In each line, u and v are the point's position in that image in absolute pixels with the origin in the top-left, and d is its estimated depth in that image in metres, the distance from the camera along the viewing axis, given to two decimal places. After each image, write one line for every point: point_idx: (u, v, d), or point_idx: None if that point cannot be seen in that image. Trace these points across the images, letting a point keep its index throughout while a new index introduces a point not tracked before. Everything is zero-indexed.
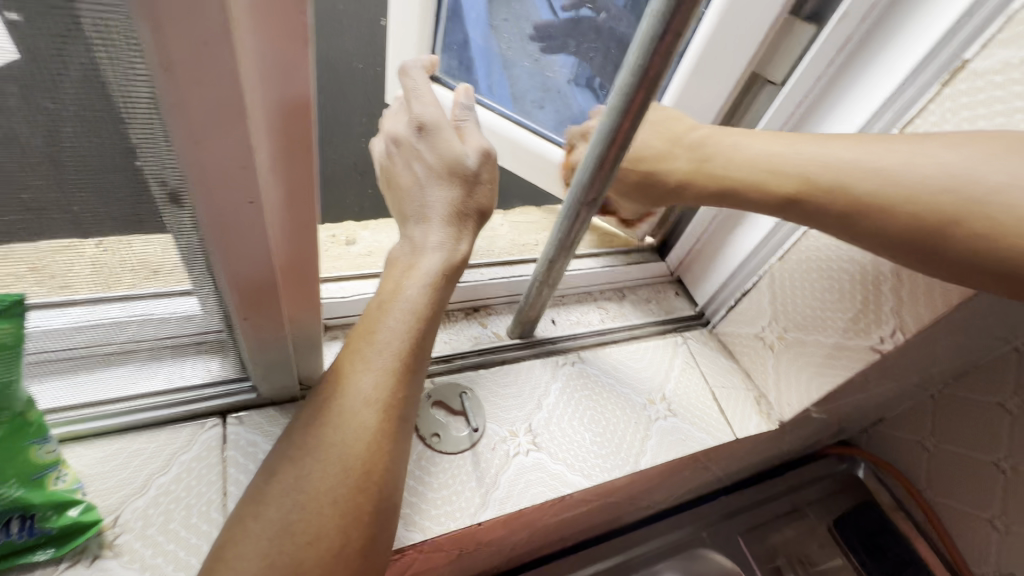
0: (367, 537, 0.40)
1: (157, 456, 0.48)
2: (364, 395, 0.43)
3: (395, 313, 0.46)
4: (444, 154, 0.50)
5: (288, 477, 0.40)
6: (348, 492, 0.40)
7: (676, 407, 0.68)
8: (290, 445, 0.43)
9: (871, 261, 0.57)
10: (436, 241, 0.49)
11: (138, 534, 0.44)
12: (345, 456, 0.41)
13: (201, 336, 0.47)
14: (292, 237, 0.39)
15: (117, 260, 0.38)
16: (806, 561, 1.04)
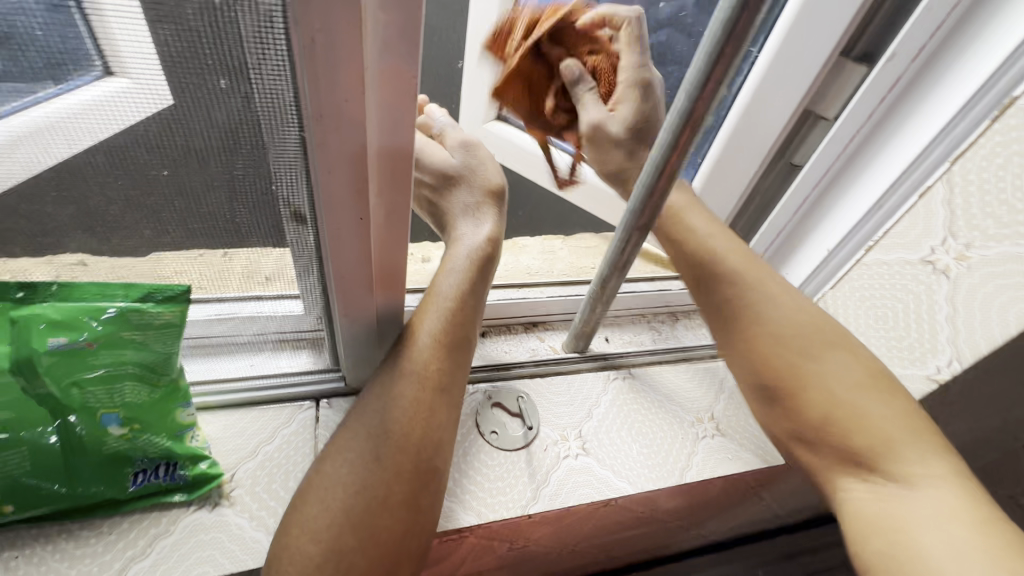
0: (411, 494, 0.49)
1: (265, 428, 0.58)
2: (412, 360, 0.54)
3: (438, 303, 0.57)
4: (438, 159, 0.65)
5: (348, 439, 0.51)
6: (393, 454, 0.49)
7: (725, 427, 0.70)
8: (353, 412, 0.53)
9: (925, 290, 0.58)
10: (461, 237, 0.63)
11: (248, 490, 0.54)
12: (388, 423, 0.51)
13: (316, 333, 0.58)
14: (387, 249, 0.48)
15: (252, 266, 0.47)
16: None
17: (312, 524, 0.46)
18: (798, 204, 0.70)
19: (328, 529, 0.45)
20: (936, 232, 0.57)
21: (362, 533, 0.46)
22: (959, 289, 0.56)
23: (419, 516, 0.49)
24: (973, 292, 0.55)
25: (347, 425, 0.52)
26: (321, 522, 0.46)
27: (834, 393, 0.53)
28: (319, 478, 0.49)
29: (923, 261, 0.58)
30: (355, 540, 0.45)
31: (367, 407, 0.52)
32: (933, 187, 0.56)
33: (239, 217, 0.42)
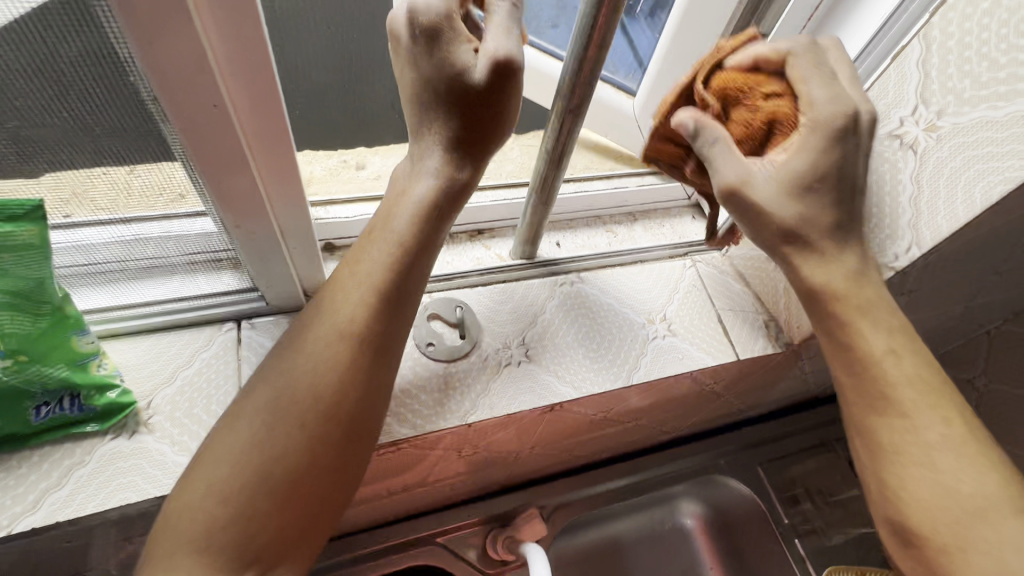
0: (341, 467, 0.43)
1: (182, 353, 0.54)
2: (343, 323, 0.45)
3: (381, 242, 0.47)
4: (488, 62, 0.44)
5: (262, 398, 0.43)
6: (321, 422, 0.42)
7: (677, 327, 0.68)
8: (270, 369, 0.45)
9: (889, 170, 0.53)
10: (433, 169, 0.47)
11: (168, 416, 0.51)
12: (315, 386, 0.43)
13: (226, 253, 0.51)
14: (269, 151, 0.42)
15: (142, 185, 0.43)
16: (826, 492, 1.05)
17: (218, 489, 0.40)
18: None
19: (236, 493, 0.40)
20: (908, 98, 0.50)
21: (278, 502, 0.40)
22: (924, 166, 0.50)
23: (347, 479, 0.44)
24: (939, 168, 0.49)
25: (262, 383, 0.44)
26: (230, 481, 0.40)
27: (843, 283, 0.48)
28: (223, 436, 0.42)
29: (889, 136, 0.52)
30: (274, 509, 0.40)
31: (292, 363, 0.44)
32: (909, 47, 0.49)
33: (113, 124, 0.38)
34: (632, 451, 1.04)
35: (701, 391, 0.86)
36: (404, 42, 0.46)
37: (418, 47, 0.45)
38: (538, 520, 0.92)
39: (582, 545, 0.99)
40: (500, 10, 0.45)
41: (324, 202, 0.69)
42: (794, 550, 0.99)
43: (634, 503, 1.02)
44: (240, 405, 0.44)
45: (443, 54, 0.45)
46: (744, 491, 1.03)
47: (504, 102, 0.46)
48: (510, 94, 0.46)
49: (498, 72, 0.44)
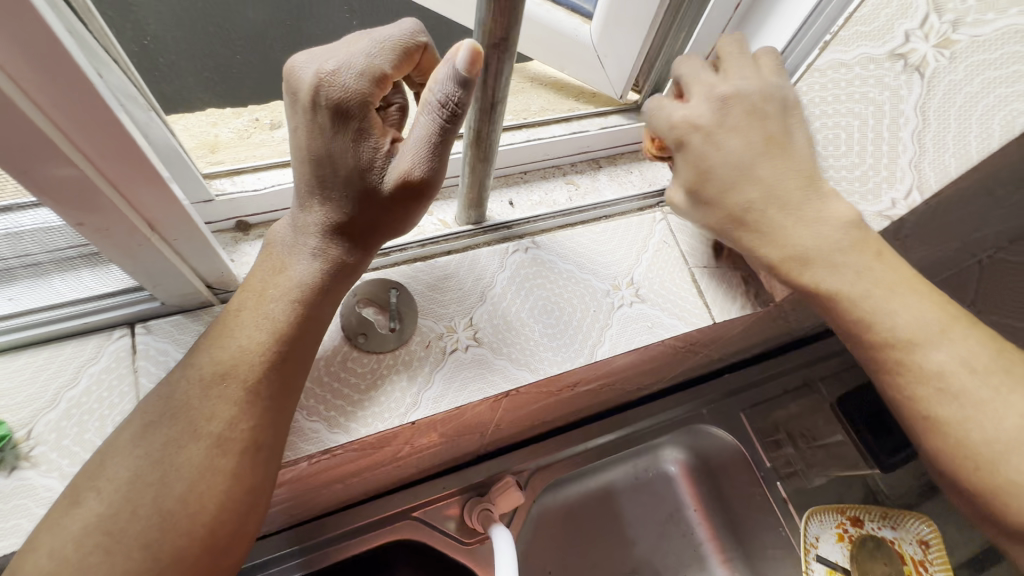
0: (235, 513, 0.39)
1: (66, 369, 0.47)
2: (200, 425, 0.39)
3: (251, 325, 0.41)
4: (395, 176, 0.40)
5: (137, 438, 0.39)
6: (204, 470, 0.38)
7: (645, 293, 0.60)
8: (147, 409, 0.40)
9: (890, 97, 0.43)
10: (314, 249, 0.43)
11: (53, 445, 0.44)
12: (162, 500, 0.37)
13: (84, 249, 0.41)
14: (91, 128, 0.32)
15: None
16: (809, 436, 1.02)
17: (81, 547, 0.35)
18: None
19: None
20: (916, 5, 0.39)
21: (157, 560, 0.36)
22: (932, 93, 0.41)
23: (244, 526, 0.40)
24: (950, 94, 0.40)
25: (139, 423, 0.39)
26: None
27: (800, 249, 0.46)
28: (48, 538, 0.36)
29: (892, 55, 0.42)
30: (150, 565, 0.36)
31: (173, 404, 0.40)
32: None
33: None
34: (612, 409, 1.00)
35: (679, 349, 0.79)
36: (304, 107, 0.39)
37: (324, 122, 0.39)
38: (513, 489, 0.87)
39: (568, 499, 0.96)
40: (428, 118, 0.39)
41: (227, 172, 0.58)
42: (776, 492, 0.97)
43: (615, 455, 0.98)
44: (112, 446, 0.39)
45: (352, 141, 0.40)
46: (728, 440, 1.00)
47: (407, 206, 0.42)
48: (414, 203, 0.42)
49: (407, 189, 0.40)
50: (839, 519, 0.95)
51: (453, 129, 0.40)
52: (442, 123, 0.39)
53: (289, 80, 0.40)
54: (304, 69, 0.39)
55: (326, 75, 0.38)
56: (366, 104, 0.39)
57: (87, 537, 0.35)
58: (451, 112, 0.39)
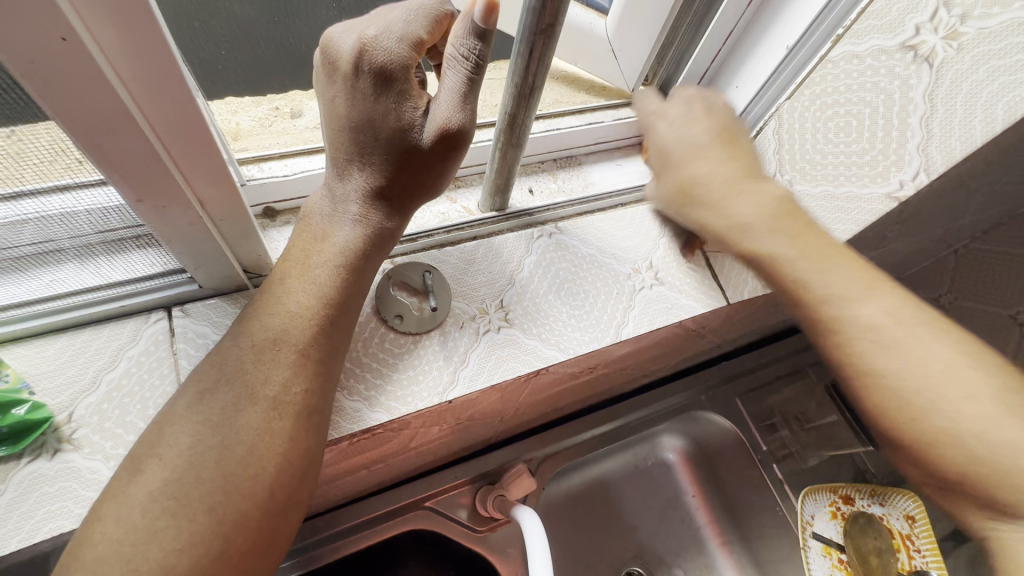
0: (295, 476, 0.40)
1: (104, 352, 0.46)
2: (256, 389, 0.40)
3: (300, 291, 0.43)
4: (434, 129, 0.41)
5: (195, 405, 0.39)
6: (263, 432, 0.39)
7: (664, 276, 0.63)
8: (201, 378, 0.41)
9: (899, 87, 0.47)
10: (355, 215, 0.45)
11: (95, 428, 0.44)
12: (224, 462, 0.38)
13: (138, 230, 0.41)
14: (161, 102, 0.32)
15: (31, 153, 0.33)
16: (802, 418, 1.01)
17: (148, 513, 0.35)
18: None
19: None
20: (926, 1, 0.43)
21: (221, 522, 0.36)
22: (940, 82, 0.45)
23: (300, 490, 0.41)
24: (957, 82, 0.44)
25: (194, 391, 0.40)
26: None
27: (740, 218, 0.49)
28: (110, 511, 0.36)
29: (903, 47, 0.45)
30: (217, 530, 0.36)
31: (228, 370, 0.41)
32: None
33: None
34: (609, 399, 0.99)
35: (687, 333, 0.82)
36: (345, 74, 0.40)
37: (365, 87, 0.40)
38: (524, 476, 0.85)
39: (569, 488, 0.95)
40: (455, 73, 0.40)
41: (256, 158, 0.57)
42: (771, 473, 0.98)
43: (614, 443, 0.97)
44: (168, 416, 0.39)
45: (393, 104, 0.41)
46: (724, 425, 1.00)
47: (444, 162, 0.44)
48: (450, 157, 0.43)
49: (445, 141, 0.41)
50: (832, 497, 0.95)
51: (479, 79, 0.41)
52: (468, 74, 0.40)
53: (325, 51, 0.41)
54: (343, 38, 0.40)
55: (369, 40, 0.39)
56: (408, 68, 0.40)
57: (153, 503, 0.36)
58: (474, 63, 0.40)
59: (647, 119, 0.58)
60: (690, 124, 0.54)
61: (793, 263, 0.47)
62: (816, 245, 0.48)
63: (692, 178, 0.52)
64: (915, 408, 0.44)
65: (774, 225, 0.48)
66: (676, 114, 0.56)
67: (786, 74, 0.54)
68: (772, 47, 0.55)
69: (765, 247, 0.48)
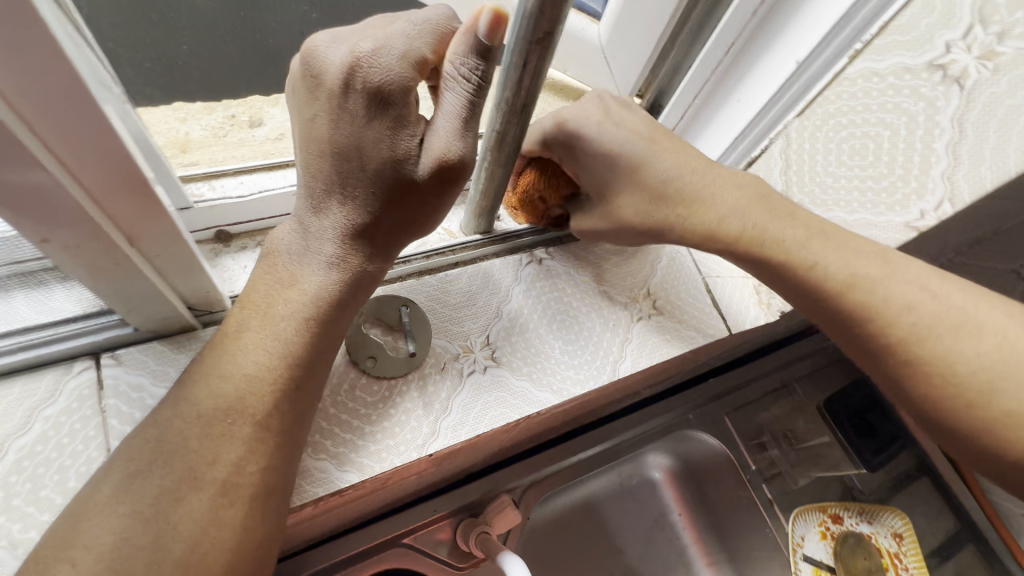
0: (247, 571, 0.34)
1: (14, 413, 0.39)
2: (200, 470, 0.33)
3: (261, 347, 0.36)
4: (431, 160, 0.35)
5: (122, 492, 0.32)
6: (208, 525, 0.33)
7: (663, 304, 0.58)
8: (132, 454, 0.33)
9: (925, 109, 0.43)
10: (331, 257, 0.38)
11: (0, 507, 0.37)
12: (153, 565, 0.31)
13: (17, 267, 0.34)
14: (63, 119, 0.25)
15: None
16: (792, 436, 0.82)
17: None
18: (753, 10, 0.47)
19: None
20: (961, 16, 0.40)
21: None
22: (972, 105, 0.41)
23: None
24: (991, 107, 0.41)
25: (121, 473, 0.33)
26: None
27: (724, 211, 0.44)
28: None
29: (930, 66, 0.42)
30: None
31: (166, 447, 0.34)
32: None
33: None
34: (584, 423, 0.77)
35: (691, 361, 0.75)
36: (331, 91, 0.33)
37: (357, 109, 0.34)
38: (512, 508, 0.67)
39: (553, 512, 0.75)
40: (455, 94, 0.34)
41: (206, 174, 0.50)
42: (761, 494, 0.79)
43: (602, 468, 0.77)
44: (86, 503, 0.32)
45: (388, 132, 0.34)
46: (713, 444, 0.80)
47: (439, 197, 0.37)
48: (447, 191, 0.37)
49: (442, 174, 0.35)
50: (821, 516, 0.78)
51: (481, 103, 0.35)
52: (469, 96, 0.34)
53: (307, 61, 0.34)
54: (331, 49, 0.33)
55: (364, 55, 0.32)
56: (408, 90, 0.33)
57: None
58: (477, 84, 0.33)
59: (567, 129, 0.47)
60: (619, 123, 0.45)
61: (800, 246, 0.42)
62: (806, 224, 0.44)
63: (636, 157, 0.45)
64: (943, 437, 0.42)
65: (757, 215, 0.44)
66: (598, 116, 0.46)
67: (793, 92, 0.49)
68: (776, 64, 0.49)
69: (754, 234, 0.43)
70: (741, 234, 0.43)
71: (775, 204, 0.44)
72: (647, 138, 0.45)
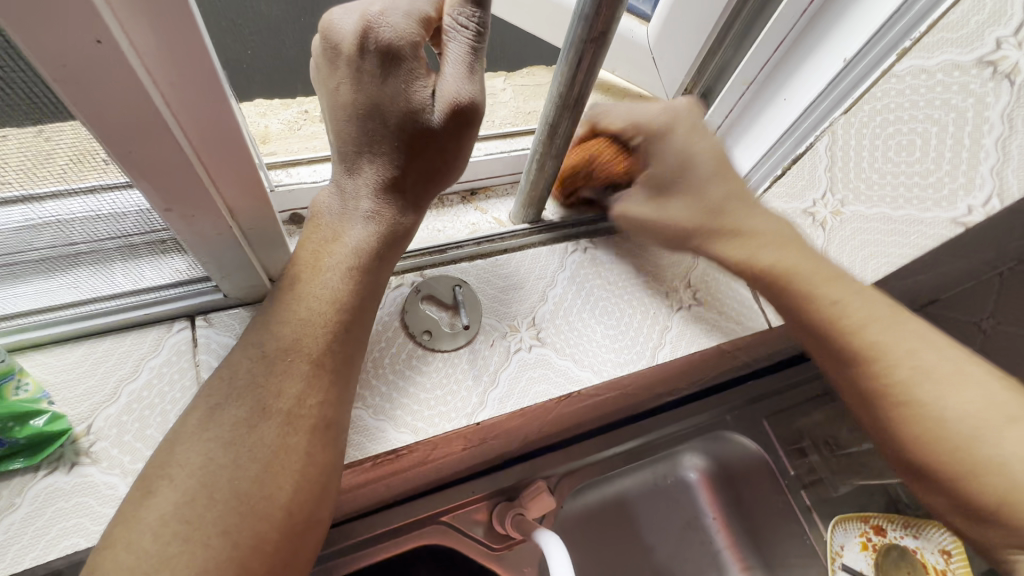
0: (311, 493, 0.39)
1: (126, 362, 0.45)
2: (267, 402, 0.39)
3: (310, 299, 0.41)
4: (443, 105, 0.38)
5: (206, 421, 0.39)
6: (279, 450, 0.38)
7: (703, 296, 0.60)
8: (215, 396, 0.39)
9: (974, 104, 0.45)
10: (367, 211, 0.42)
11: (114, 441, 0.43)
12: (237, 481, 0.37)
13: (151, 236, 0.39)
14: (196, 103, 0.30)
15: (47, 156, 0.31)
16: (834, 443, 0.79)
17: (160, 538, 0.34)
18: (802, 8, 0.47)
19: None
20: (1012, 13, 0.41)
21: (236, 546, 0.35)
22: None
23: (317, 510, 0.40)
24: None
25: (205, 413, 0.39)
26: None
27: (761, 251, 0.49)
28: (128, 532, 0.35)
29: (979, 62, 0.43)
30: (233, 555, 0.35)
31: (238, 386, 0.40)
32: None
33: None
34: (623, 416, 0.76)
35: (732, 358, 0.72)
36: (349, 57, 0.38)
37: (371, 67, 0.38)
38: (546, 493, 0.66)
39: (586, 506, 0.74)
40: (456, 43, 0.37)
41: (284, 164, 0.56)
42: (799, 500, 0.75)
43: (640, 457, 0.75)
44: (178, 435, 0.39)
45: (402, 85, 0.38)
46: (751, 446, 0.77)
47: (457, 141, 0.41)
48: (463, 135, 0.40)
49: (455, 119, 0.38)
50: (861, 526, 0.74)
51: (482, 47, 0.38)
52: (470, 43, 0.37)
53: (326, 36, 0.38)
54: (345, 19, 0.38)
55: (374, 16, 0.37)
56: (416, 47, 0.38)
57: (164, 527, 0.35)
58: (475, 30, 0.37)
59: (647, 130, 0.50)
60: (693, 135, 0.50)
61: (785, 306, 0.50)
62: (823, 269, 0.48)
63: (716, 200, 0.49)
64: (962, 439, 0.41)
65: (788, 251, 0.48)
66: (684, 125, 0.50)
67: (841, 91, 0.49)
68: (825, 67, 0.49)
69: (785, 268, 0.47)
70: (778, 271, 0.47)
71: (804, 247, 0.49)
72: (710, 166, 0.50)
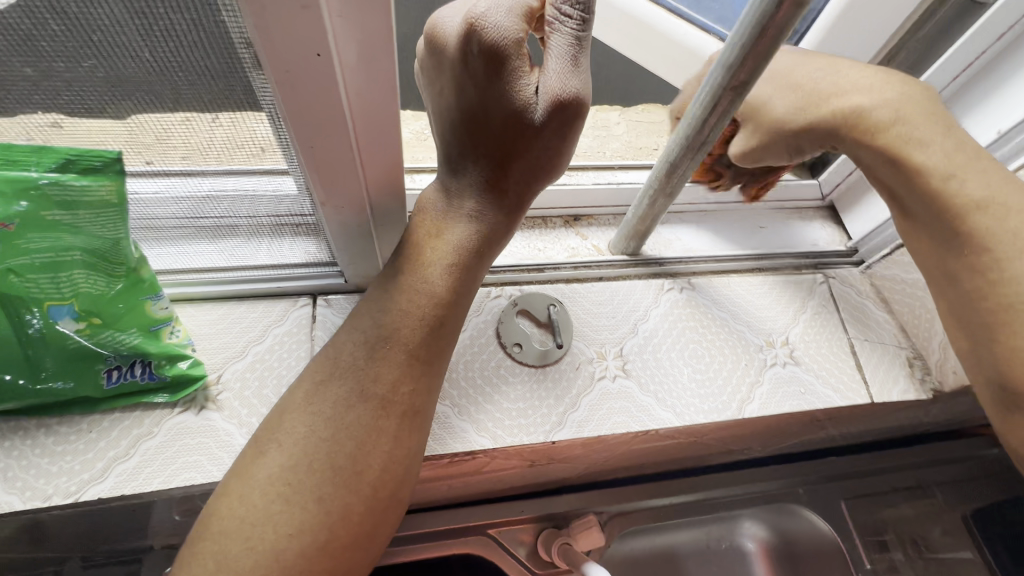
0: (396, 478, 0.42)
1: (256, 326, 0.51)
2: (366, 386, 0.42)
3: (413, 292, 0.44)
4: (547, 100, 0.39)
5: (312, 396, 0.42)
6: (372, 430, 0.41)
7: (801, 355, 0.57)
8: (319, 373, 0.43)
9: None
10: (471, 211, 0.45)
11: (236, 394, 0.48)
12: (332, 455, 0.40)
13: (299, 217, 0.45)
14: (372, 111, 0.34)
15: (240, 143, 0.36)
16: (922, 544, 0.71)
17: (266, 493, 0.39)
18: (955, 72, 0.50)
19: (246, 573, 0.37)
20: None
21: (326, 512, 0.39)
22: None
23: (399, 492, 0.42)
24: None
25: (308, 389, 0.43)
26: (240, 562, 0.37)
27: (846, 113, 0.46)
28: (240, 485, 0.39)
29: None
30: (323, 520, 0.39)
31: (342, 365, 0.43)
32: None
33: (198, 74, 0.31)
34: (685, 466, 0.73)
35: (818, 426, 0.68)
36: (455, 59, 0.39)
37: (476, 71, 0.39)
38: (596, 529, 0.64)
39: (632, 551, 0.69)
40: (561, 32, 0.38)
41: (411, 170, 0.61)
42: None
43: (698, 514, 0.71)
44: (287, 404, 0.43)
45: (508, 86, 0.39)
46: (825, 529, 0.70)
47: (559, 139, 0.42)
48: (566, 132, 0.41)
49: (561, 111, 0.39)
50: None
51: (586, 36, 0.39)
52: (574, 33, 0.38)
53: (431, 38, 0.39)
54: (451, 20, 0.38)
55: (478, 16, 0.37)
56: (519, 43, 0.38)
57: (271, 485, 0.39)
58: (580, 18, 0.38)
59: None
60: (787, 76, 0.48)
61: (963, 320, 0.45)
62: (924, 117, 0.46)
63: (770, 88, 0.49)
64: None
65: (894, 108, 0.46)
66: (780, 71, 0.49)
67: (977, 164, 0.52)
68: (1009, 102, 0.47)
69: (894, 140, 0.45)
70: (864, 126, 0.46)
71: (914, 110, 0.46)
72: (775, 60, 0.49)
